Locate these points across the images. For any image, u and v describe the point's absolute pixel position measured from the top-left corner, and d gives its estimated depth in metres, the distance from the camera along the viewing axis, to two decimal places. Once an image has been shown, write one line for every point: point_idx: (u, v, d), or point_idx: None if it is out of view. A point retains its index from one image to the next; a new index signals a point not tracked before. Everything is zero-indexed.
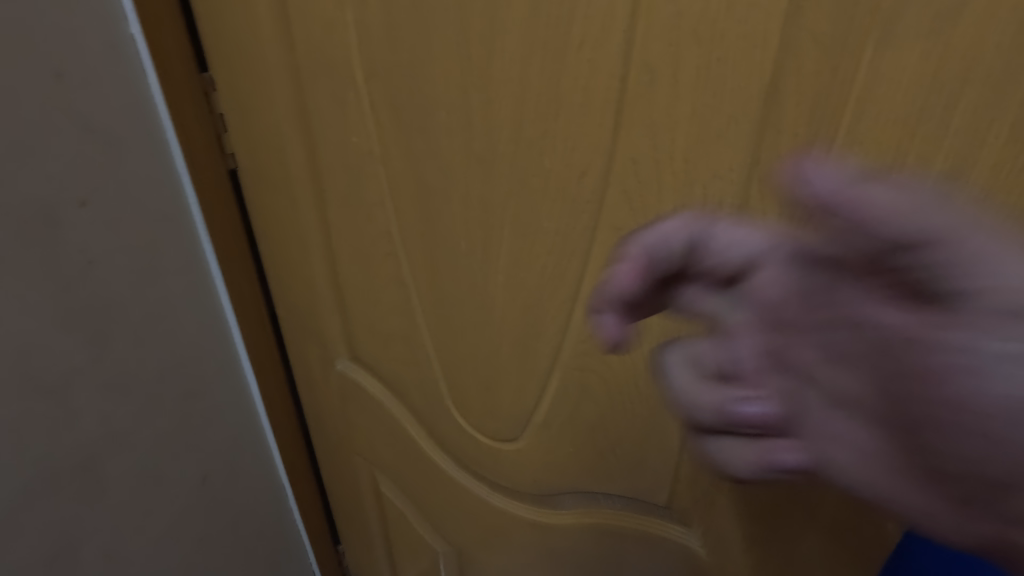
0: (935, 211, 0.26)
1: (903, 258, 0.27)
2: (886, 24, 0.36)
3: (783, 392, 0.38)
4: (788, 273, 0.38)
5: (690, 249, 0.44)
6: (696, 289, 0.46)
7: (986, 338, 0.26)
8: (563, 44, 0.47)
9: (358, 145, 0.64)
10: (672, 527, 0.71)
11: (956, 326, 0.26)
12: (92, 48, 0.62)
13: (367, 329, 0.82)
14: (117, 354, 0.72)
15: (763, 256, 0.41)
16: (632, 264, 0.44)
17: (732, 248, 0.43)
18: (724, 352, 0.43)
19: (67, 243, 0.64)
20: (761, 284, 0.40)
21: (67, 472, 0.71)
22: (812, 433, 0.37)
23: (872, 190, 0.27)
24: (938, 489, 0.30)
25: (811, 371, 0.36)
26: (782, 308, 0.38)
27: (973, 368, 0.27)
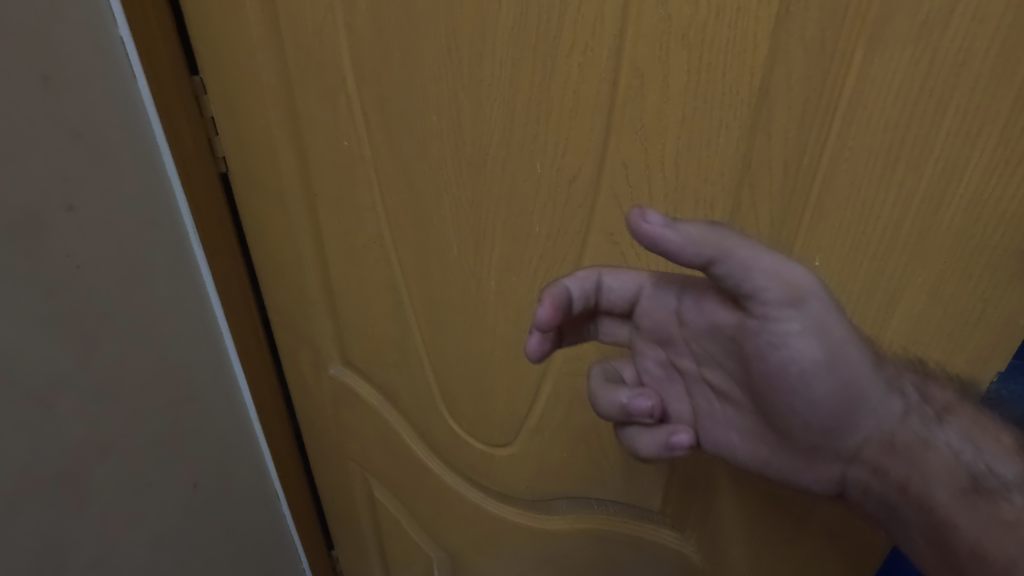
0: (769, 259, 0.39)
1: (755, 293, 0.40)
2: (875, 29, 0.36)
3: (663, 390, 0.53)
4: (675, 310, 0.49)
5: (594, 297, 0.51)
6: (602, 325, 0.54)
7: (798, 340, 0.41)
8: (552, 48, 0.47)
9: (349, 148, 0.64)
10: (666, 533, 0.70)
11: (782, 333, 0.41)
12: (79, 51, 0.62)
13: (359, 334, 0.82)
14: (106, 360, 0.72)
15: (641, 299, 0.51)
16: (549, 305, 0.47)
17: (620, 289, 0.51)
18: (631, 373, 0.55)
19: (55, 247, 0.63)
20: (640, 318, 0.52)
21: (55, 481, 0.70)
22: (703, 417, 0.52)
23: (726, 242, 0.38)
24: (789, 448, 0.47)
25: (693, 375, 0.51)
26: (659, 334, 0.51)
27: (789, 355, 0.42)
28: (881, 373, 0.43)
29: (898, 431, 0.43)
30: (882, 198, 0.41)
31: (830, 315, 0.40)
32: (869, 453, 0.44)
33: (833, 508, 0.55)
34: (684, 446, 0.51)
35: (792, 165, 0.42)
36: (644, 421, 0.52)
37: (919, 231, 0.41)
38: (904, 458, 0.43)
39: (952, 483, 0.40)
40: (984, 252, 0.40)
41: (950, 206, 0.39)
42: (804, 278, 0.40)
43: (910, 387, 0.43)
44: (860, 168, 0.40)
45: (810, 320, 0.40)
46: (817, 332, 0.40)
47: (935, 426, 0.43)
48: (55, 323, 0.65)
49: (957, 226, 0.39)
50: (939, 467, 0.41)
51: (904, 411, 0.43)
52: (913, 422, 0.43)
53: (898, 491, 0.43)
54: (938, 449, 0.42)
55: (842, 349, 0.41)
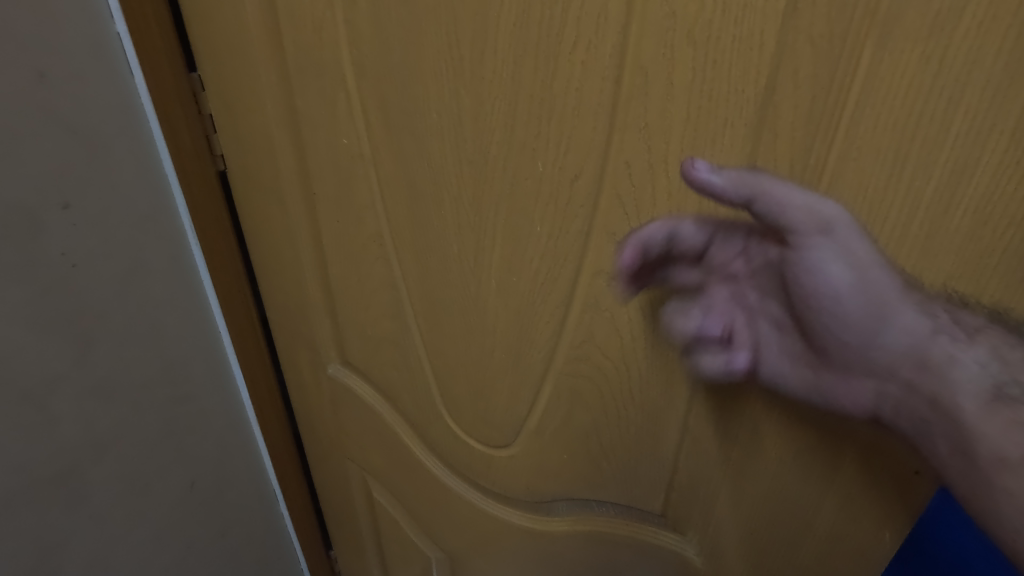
0: (803, 196, 0.40)
1: (790, 226, 0.41)
2: (884, 26, 0.35)
3: (732, 321, 0.51)
4: (743, 246, 0.48)
5: (667, 245, 0.48)
6: (672, 273, 0.50)
7: (831, 266, 0.41)
8: (555, 45, 0.46)
9: (348, 146, 0.63)
10: (667, 535, 0.70)
11: (815, 259, 0.42)
12: (76, 47, 0.61)
13: (358, 333, 0.81)
14: (102, 359, 0.71)
15: (714, 243, 0.48)
16: (633, 248, 0.47)
17: (694, 237, 0.48)
18: (697, 310, 0.51)
19: (50, 245, 0.63)
20: (710, 259, 0.49)
21: (49, 481, 0.69)
22: (760, 347, 0.50)
23: (764, 183, 0.40)
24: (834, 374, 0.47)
25: (756, 308, 0.50)
26: (727, 271, 0.49)
27: (824, 278, 0.42)
28: (912, 300, 0.41)
29: (927, 348, 0.43)
30: (890, 198, 0.40)
31: (860, 243, 0.40)
32: (902, 371, 0.44)
33: (836, 513, 0.55)
34: (743, 368, 0.51)
35: (798, 165, 0.42)
36: (711, 347, 0.51)
37: (927, 230, 0.40)
38: (935, 376, 0.43)
39: (977, 394, 0.41)
40: (995, 254, 0.39)
41: (960, 207, 0.38)
42: (836, 209, 0.40)
43: (943, 311, 0.41)
44: (867, 167, 0.40)
45: (839, 248, 0.41)
46: (845, 260, 0.41)
47: (963, 345, 0.42)
48: (50, 322, 0.65)
49: (966, 228, 0.39)
50: (963, 382, 0.42)
51: (933, 332, 0.42)
52: (942, 341, 0.42)
53: (928, 405, 0.43)
54: (962, 365, 0.42)
55: (873, 273, 0.41)
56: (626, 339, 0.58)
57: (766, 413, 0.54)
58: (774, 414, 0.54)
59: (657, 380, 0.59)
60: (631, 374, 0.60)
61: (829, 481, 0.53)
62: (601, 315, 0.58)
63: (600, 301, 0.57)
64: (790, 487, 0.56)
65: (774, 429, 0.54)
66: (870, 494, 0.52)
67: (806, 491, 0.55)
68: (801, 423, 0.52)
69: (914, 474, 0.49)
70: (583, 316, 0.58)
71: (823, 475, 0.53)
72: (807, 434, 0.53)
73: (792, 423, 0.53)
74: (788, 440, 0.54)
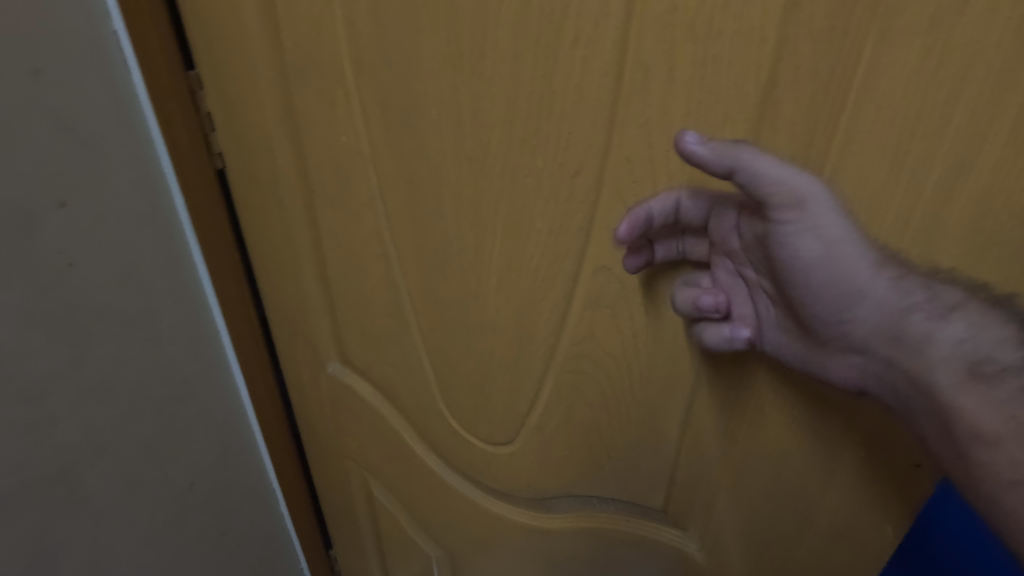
0: (779, 167, 0.40)
1: (766, 200, 0.41)
2: (884, 19, 0.35)
3: (734, 295, 0.52)
4: (736, 222, 0.48)
5: (673, 216, 0.49)
6: (684, 243, 0.52)
7: (802, 239, 0.42)
8: (555, 42, 0.46)
9: (347, 144, 0.63)
10: (668, 530, 0.70)
11: (789, 232, 0.43)
12: (73, 45, 0.61)
13: (357, 332, 0.81)
14: (100, 357, 0.71)
15: (712, 217, 0.49)
16: (629, 223, 0.48)
17: (694, 210, 0.49)
18: (706, 280, 0.53)
19: (47, 244, 0.63)
20: (713, 232, 0.50)
21: (47, 480, 0.69)
22: (756, 320, 0.51)
23: (743, 156, 0.40)
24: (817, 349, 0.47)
25: (755, 282, 0.50)
26: (726, 246, 0.50)
27: (796, 251, 0.43)
28: (886, 273, 0.41)
29: (904, 322, 0.42)
30: (891, 192, 0.40)
31: (831, 216, 0.41)
32: (877, 345, 0.44)
33: (837, 507, 0.55)
34: (745, 340, 0.51)
35: (799, 159, 0.42)
36: (712, 319, 0.51)
37: (928, 227, 0.41)
38: (909, 349, 0.42)
39: (953, 368, 0.41)
40: (994, 246, 0.39)
41: (961, 199, 0.39)
42: (808, 182, 0.40)
43: (918, 286, 0.41)
44: (868, 161, 0.40)
45: (809, 222, 0.41)
46: (815, 231, 0.42)
47: (938, 322, 0.41)
48: (46, 321, 0.65)
49: (966, 220, 0.39)
50: (939, 359, 0.41)
51: (905, 308, 0.42)
52: (917, 318, 0.42)
53: (904, 378, 0.43)
54: (939, 342, 0.41)
55: (846, 245, 0.41)
56: (626, 335, 0.58)
57: (768, 408, 0.54)
58: (778, 409, 0.54)
59: (658, 376, 0.59)
60: (631, 370, 0.60)
61: (830, 476, 0.54)
62: (601, 312, 0.58)
63: (601, 297, 0.57)
64: (792, 482, 0.56)
65: (776, 424, 0.54)
66: (872, 487, 0.52)
67: (807, 486, 0.56)
68: (802, 417, 0.53)
69: (915, 467, 0.49)
70: (584, 312, 0.58)
71: (824, 470, 0.54)
72: (809, 429, 0.53)
73: (794, 418, 0.53)
74: (790, 435, 0.54)
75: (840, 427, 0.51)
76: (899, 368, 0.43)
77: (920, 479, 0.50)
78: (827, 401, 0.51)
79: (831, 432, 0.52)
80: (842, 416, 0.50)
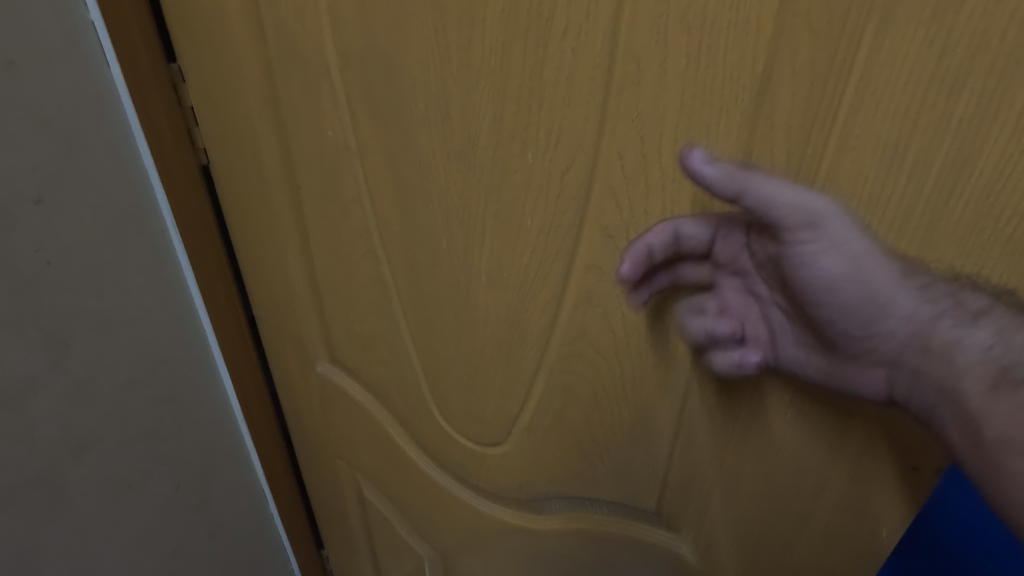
0: (791, 190, 0.40)
1: (778, 222, 0.41)
2: (885, 9, 0.34)
3: (744, 315, 0.52)
4: (744, 241, 0.48)
5: (673, 247, 0.49)
6: (680, 270, 0.51)
7: (824, 258, 0.42)
8: (544, 32, 0.44)
9: (333, 138, 0.62)
10: (661, 533, 0.69)
11: (807, 252, 0.42)
12: (48, 35, 0.59)
13: (346, 331, 0.80)
14: (80, 358, 0.69)
15: (719, 239, 0.48)
16: (632, 261, 0.48)
17: (698, 234, 0.48)
18: (712, 304, 0.52)
19: (24, 242, 0.61)
20: (717, 256, 0.49)
21: (27, 486, 0.67)
22: (773, 338, 0.50)
23: (753, 182, 0.40)
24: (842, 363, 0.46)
25: (767, 299, 0.50)
26: (734, 266, 0.50)
27: (818, 270, 0.42)
28: (911, 283, 0.40)
29: (931, 332, 0.42)
30: (890, 189, 0.39)
31: (851, 233, 0.40)
32: (906, 356, 0.44)
33: (833, 510, 0.54)
34: (757, 364, 0.50)
35: (795, 155, 0.41)
36: (726, 344, 0.51)
37: (928, 224, 0.39)
38: (938, 358, 0.42)
39: (982, 375, 0.40)
40: (996, 245, 0.38)
41: (962, 197, 0.37)
42: (825, 203, 0.40)
43: (945, 294, 0.40)
44: (866, 157, 0.39)
45: (830, 241, 0.41)
46: (837, 249, 0.41)
47: (966, 327, 0.41)
48: (24, 322, 0.62)
49: (968, 218, 0.38)
50: (969, 365, 0.41)
51: (935, 316, 0.42)
52: (945, 324, 0.41)
53: (936, 388, 0.42)
54: (968, 348, 0.41)
55: (869, 262, 0.40)
56: (619, 335, 0.56)
57: (764, 409, 0.53)
58: (774, 410, 0.53)
59: (651, 377, 0.58)
60: (624, 370, 0.59)
61: (825, 478, 0.53)
62: (593, 311, 0.56)
63: (593, 296, 0.55)
64: (787, 485, 0.55)
65: (772, 425, 0.53)
66: (870, 491, 0.51)
67: (803, 490, 0.54)
68: (799, 418, 0.52)
69: (912, 472, 0.48)
70: (575, 312, 0.57)
71: (821, 473, 0.52)
72: (805, 430, 0.52)
73: (791, 419, 0.52)
74: (786, 437, 0.53)
75: (836, 426, 0.50)
76: (930, 378, 0.42)
77: (920, 484, 0.48)
78: (825, 401, 0.50)
79: (829, 433, 0.50)
80: (838, 414, 0.49)
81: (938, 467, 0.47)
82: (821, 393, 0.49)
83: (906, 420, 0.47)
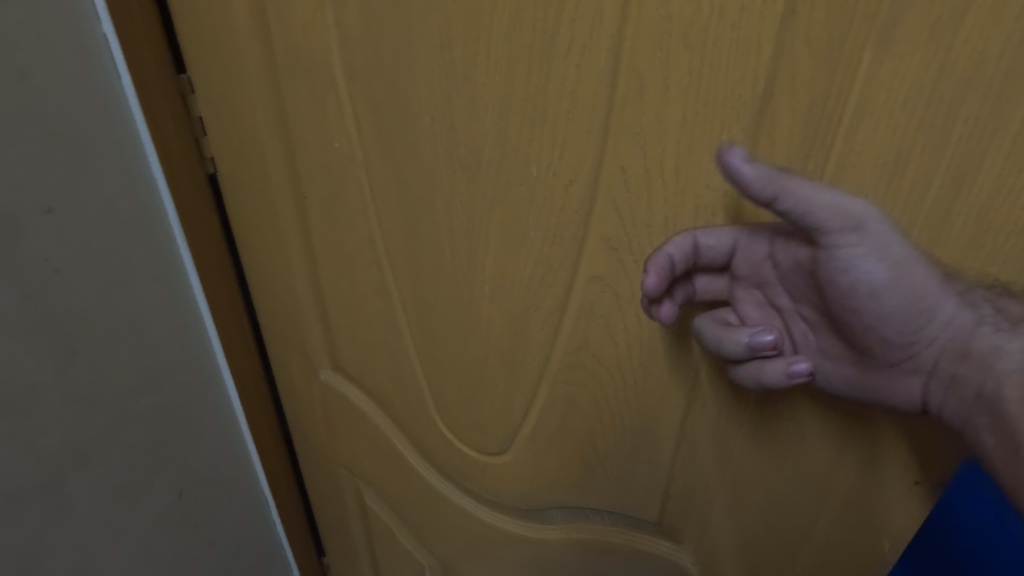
0: (829, 194, 0.38)
1: (817, 226, 0.39)
2: (884, 29, 0.35)
3: (771, 327, 0.49)
4: (767, 253, 0.46)
5: (692, 258, 0.47)
6: (697, 282, 0.50)
7: (865, 261, 0.39)
8: (549, 49, 0.45)
9: (339, 150, 0.62)
10: (663, 543, 0.69)
11: (848, 257, 0.39)
12: (61, 48, 0.60)
13: (350, 339, 0.80)
14: (86, 365, 0.69)
15: (739, 250, 0.47)
16: (656, 273, 0.46)
17: (719, 245, 0.47)
18: (736, 317, 0.50)
19: (33, 251, 0.61)
20: (738, 267, 0.48)
21: (31, 491, 0.68)
22: (803, 350, 0.48)
23: (791, 183, 0.38)
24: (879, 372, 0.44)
25: (791, 311, 0.48)
26: (757, 278, 0.48)
27: (860, 275, 0.40)
28: (952, 288, 0.39)
29: (970, 339, 0.41)
30: (890, 205, 0.39)
31: (890, 235, 0.38)
32: (944, 364, 0.42)
33: (835, 523, 0.54)
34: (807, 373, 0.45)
35: (796, 170, 0.41)
36: (767, 356, 0.46)
37: (928, 240, 0.40)
38: (980, 364, 0.41)
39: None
40: (996, 260, 0.39)
41: (961, 213, 0.38)
42: (861, 205, 0.38)
43: (983, 299, 0.40)
44: (866, 174, 0.39)
45: (871, 244, 0.39)
46: (878, 253, 0.39)
47: (1006, 335, 0.40)
48: (32, 330, 0.63)
49: (968, 233, 0.38)
50: (1008, 372, 0.40)
51: (975, 323, 0.40)
52: (985, 332, 0.40)
53: (978, 397, 0.40)
54: (1010, 355, 0.40)
55: (909, 266, 0.39)
56: (621, 346, 0.57)
57: (766, 421, 0.53)
58: (776, 422, 0.53)
59: (653, 388, 0.58)
60: (625, 381, 0.59)
61: (827, 489, 0.53)
62: (596, 322, 0.57)
63: (595, 307, 0.56)
64: (789, 498, 0.55)
65: (775, 437, 0.53)
66: (872, 504, 0.51)
67: (805, 502, 0.54)
68: (801, 430, 0.52)
69: (913, 484, 0.48)
70: (578, 322, 0.58)
71: (822, 485, 0.53)
72: (808, 442, 0.52)
73: (793, 431, 0.52)
74: (789, 449, 0.53)
75: (841, 434, 0.50)
76: (970, 387, 0.41)
77: (921, 497, 0.48)
78: (827, 413, 0.50)
79: (831, 446, 0.51)
80: (847, 423, 0.49)
81: (940, 479, 0.47)
82: (823, 405, 0.50)
83: (921, 424, 0.46)
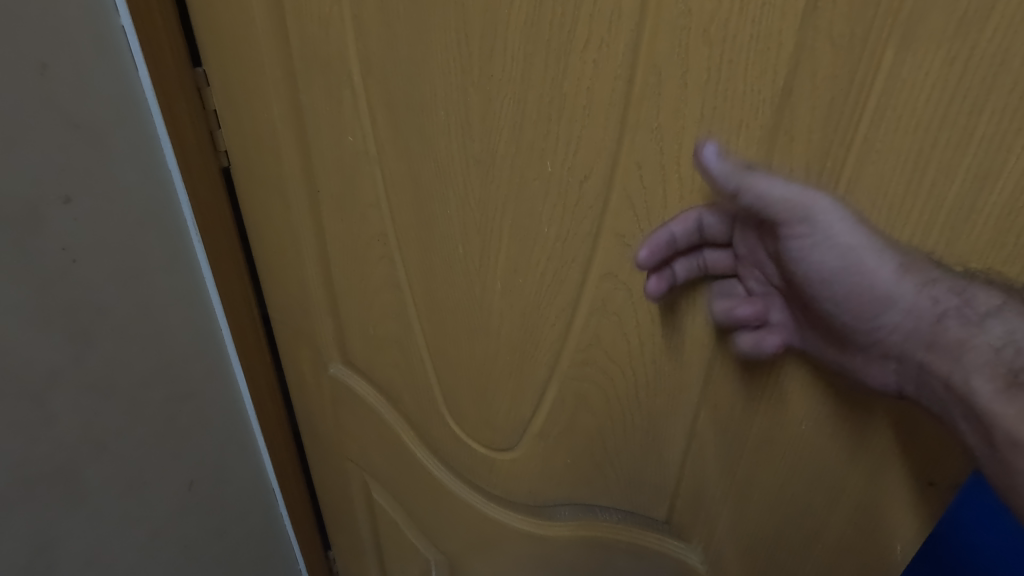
0: (784, 187, 0.41)
1: (771, 216, 0.42)
2: (908, 25, 0.34)
3: (770, 305, 0.50)
4: (760, 236, 0.47)
5: (696, 234, 0.49)
6: (706, 254, 0.50)
7: (818, 250, 0.42)
8: (566, 43, 0.45)
9: (353, 144, 0.63)
10: (671, 542, 0.69)
11: (801, 245, 0.43)
12: (81, 40, 0.61)
13: (360, 333, 0.81)
14: (101, 355, 0.70)
15: (736, 232, 0.49)
16: (650, 248, 0.49)
17: (719, 225, 0.48)
18: (739, 291, 0.51)
19: (51, 240, 0.62)
20: (738, 246, 0.49)
21: (47, 479, 0.69)
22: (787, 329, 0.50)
23: (750, 179, 0.42)
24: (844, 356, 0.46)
25: (788, 291, 0.49)
26: (754, 258, 0.49)
27: (814, 261, 0.43)
28: (913, 279, 0.40)
29: (939, 328, 0.43)
30: (910, 204, 0.39)
31: (844, 226, 0.41)
32: (915, 352, 0.44)
33: (846, 524, 0.53)
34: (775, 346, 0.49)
35: (814, 168, 0.41)
36: (748, 327, 0.50)
37: (947, 239, 0.40)
38: (947, 353, 0.42)
39: (990, 372, 0.41)
40: (1017, 260, 0.38)
41: (983, 212, 0.37)
42: (817, 198, 0.41)
43: (949, 291, 0.40)
44: (886, 172, 0.39)
45: (822, 234, 0.41)
46: (831, 243, 0.42)
47: (975, 326, 0.41)
48: (49, 318, 0.64)
49: (988, 233, 0.38)
50: (978, 364, 0.41)
51: (937, 314, 0.42)
52: (950, 324, 0.42)
53: (941, 384, 0.42)
54: (976, 347, 0.41)
55: (863, 254, 0.41)
56: (633, 343, 0.57)
57: (778, 421, 0.53)
58: (788, 422, 0.52)
59: (664, 385, 0.58)
60: (636, 379, 0.59)
61: (839, 490, 0.52)
62: (608, 319, 0.57)
63: (607, 304, 0.56)
64: (799, 498, 0.55)
65: (786, 437, 0.53)
66: (883, 506, 0.50)
67: (816, 502, 0.54)
68: (813, 431, 0.51)
69: (929, 487, 0.47)
70: (589, 319, 0.58)
71: (834, 485, 0.52)
72: (819, 443, 0.51)
73: (805, 432, 0.52)
74: (800, 449, 0.52)
75: (852, 436, 0.49)
76: (934, 373, 0.43)
77: (934, 500, 0.47)
78: (838, 416, 0.49)
79: (842, 447, 0.50)
80: (854, 425, 0.49)
81: (955, 482, 0.46)
82: (836, 408, 0.49)
83: (929, 423, 0.45)
